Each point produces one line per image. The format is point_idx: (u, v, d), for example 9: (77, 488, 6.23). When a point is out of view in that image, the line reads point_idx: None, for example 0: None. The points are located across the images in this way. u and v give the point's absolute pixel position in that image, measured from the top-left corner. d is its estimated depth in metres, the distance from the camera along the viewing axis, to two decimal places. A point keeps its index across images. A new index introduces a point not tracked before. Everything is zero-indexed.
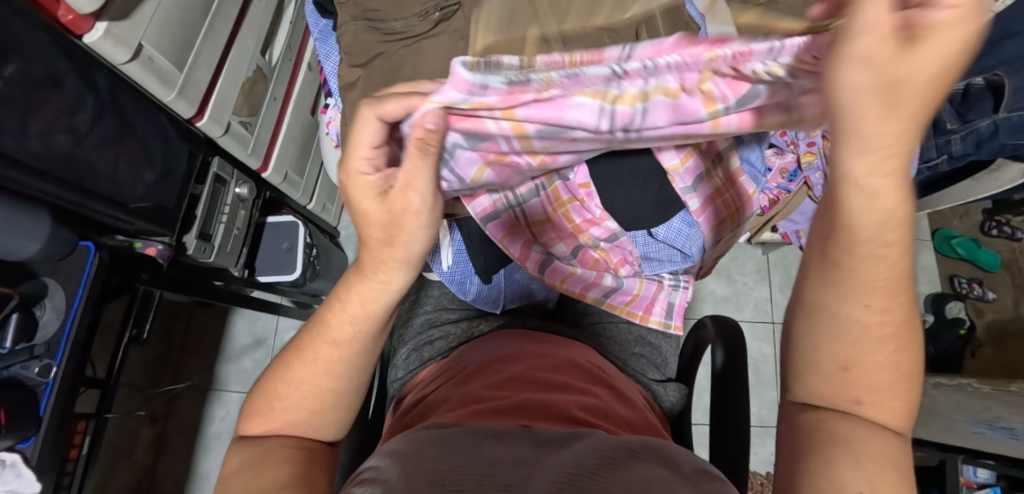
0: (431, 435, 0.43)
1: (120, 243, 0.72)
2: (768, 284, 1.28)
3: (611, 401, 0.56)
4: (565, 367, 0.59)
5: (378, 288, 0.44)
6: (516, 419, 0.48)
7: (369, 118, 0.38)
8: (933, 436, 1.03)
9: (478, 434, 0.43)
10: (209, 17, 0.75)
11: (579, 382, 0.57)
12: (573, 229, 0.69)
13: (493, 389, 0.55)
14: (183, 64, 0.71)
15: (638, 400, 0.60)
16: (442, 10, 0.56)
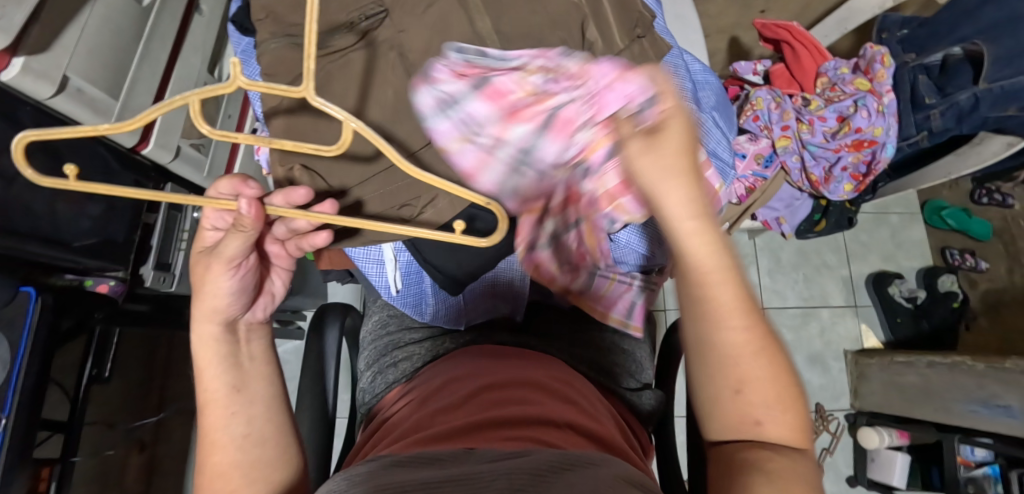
0: (372, 469, 0.41)
1: (70, 283, 0.70)
2: (755, 269, 1.25)
3: (574, 414, 0.53)
4: (525, 380, 0.56)
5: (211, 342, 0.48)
6: (465, 443, 0.46)
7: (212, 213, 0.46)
8: (929, 416, 1.01)
9: (416, 466, 0.41)
10: (144, 39, 0.72)
11: (538, 393, 0.54)
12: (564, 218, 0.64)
13: (447, 412, 0.52)
14: (118, 92, 0.68)
15: (602, 413, 0.57)
16: (368, 19, 0.51)
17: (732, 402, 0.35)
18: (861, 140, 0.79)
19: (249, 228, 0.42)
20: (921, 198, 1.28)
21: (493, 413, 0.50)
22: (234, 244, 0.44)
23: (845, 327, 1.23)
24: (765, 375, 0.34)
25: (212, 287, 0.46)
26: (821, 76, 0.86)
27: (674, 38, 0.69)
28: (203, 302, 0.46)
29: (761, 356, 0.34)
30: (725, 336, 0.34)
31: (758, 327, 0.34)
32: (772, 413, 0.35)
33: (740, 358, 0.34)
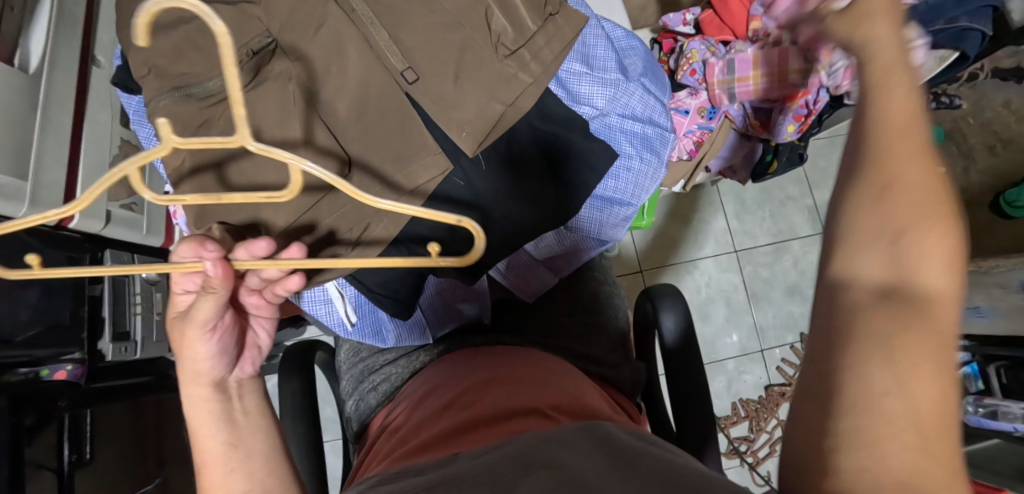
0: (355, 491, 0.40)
1: (24, 377, 0.65)
2: (723, 213, 1.26)
3: (556, 397, 0.52)
4: (501, 376, 0.56)
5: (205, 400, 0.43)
6: (450, 449, 0.45)
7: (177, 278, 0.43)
8: None
9: (399, 478, 0.40)
10: (39, 107, 0.68)
11: (516, 385, 0.54)
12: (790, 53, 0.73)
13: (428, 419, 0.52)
14: (24, 170, 0.64)
15: (584, 389, 0.57)
16: (257, 54, 0.47)
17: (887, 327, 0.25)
18: (796, 87, 0.78)
19: (220, 289, 0.40)
20: None
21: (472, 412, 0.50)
22: (207, 305, 0.41)
23: (817, 253, 1.25)
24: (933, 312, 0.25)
25: (191, 343, 0.42)
26: (752, 21, 0.83)
27: (588, 7, 0.65)
28: (189, 362, 0.43)
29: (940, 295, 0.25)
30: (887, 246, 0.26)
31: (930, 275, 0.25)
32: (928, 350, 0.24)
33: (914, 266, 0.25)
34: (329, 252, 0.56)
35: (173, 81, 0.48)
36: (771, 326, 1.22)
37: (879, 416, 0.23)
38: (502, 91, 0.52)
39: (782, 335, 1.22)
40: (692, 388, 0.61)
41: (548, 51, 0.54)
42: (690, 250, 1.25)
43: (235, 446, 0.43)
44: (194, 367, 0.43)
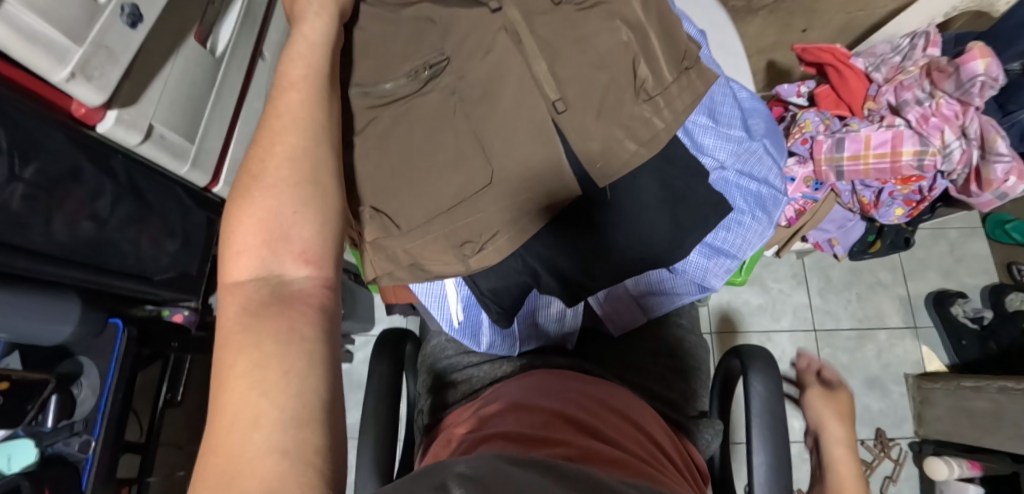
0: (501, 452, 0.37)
1: (149, 313, 0.75)
2: (805, 289, 1.22)
3: (652, 453, 0.53)
4: (605, 408, 0.57)
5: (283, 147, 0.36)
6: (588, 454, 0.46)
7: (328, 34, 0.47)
8: (1002, 445, 0.95)
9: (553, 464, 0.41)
10: (216, 85, 0.77)
11: (613, 421, 0.55)
12: (986, 180, 0.72)
13: (532, 416, 0.53)
14: (194, 136, 0.73)
15: (678, 457, 0.57)
16: (431, 68, 0.54)
17: None
18: (909, 175, 0.77)
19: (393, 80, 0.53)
20: (983, 212, 1.21)
21: (559, 426, 0.51)
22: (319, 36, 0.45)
23: (904, 348, 1.18)
24: None
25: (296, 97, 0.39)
26: (870, 99, 0.81)
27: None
28: (272, 117, 0.37)
29: None
30: None
31: None
32: None
33: None
34: (450, 251, 0.54)
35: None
36: None
37: None
38: (637, 131, 0.56)
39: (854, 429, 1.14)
40: (774, 462, 0.59)
41: (681, 102, 0.57)
42: (766, 320, 1.21)
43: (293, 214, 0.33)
44: (274, 125, 0.37)
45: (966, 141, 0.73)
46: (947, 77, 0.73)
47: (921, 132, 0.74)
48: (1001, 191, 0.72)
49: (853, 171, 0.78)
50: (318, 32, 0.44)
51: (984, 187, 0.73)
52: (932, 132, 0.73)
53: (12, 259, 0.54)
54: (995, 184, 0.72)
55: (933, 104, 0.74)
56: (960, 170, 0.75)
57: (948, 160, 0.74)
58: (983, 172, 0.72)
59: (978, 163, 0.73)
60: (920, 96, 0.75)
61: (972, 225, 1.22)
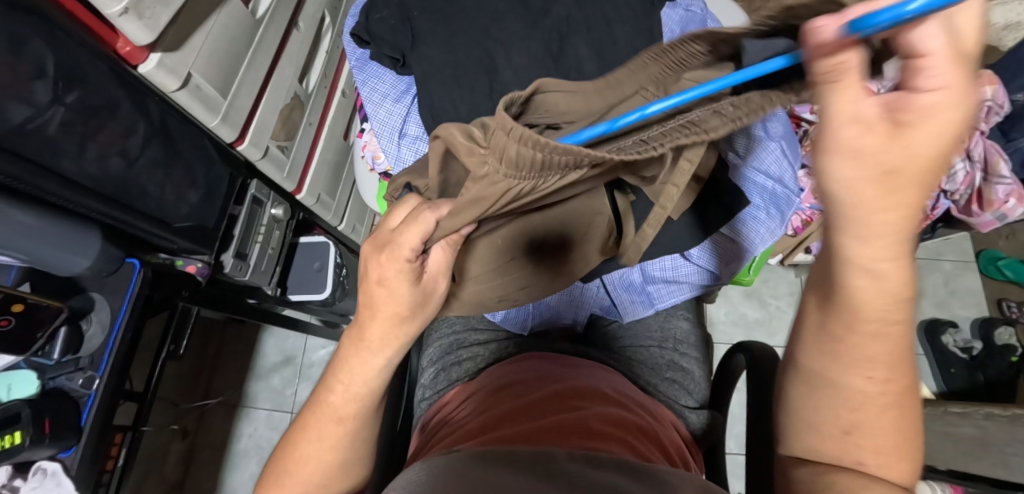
0: (464, 472, 0.42)
1: (162, 262, 0.75)
2: None
3: (618, 421, 0.54)
4: (580, 390, 0.58)
5: (332, 421, 0.46)
6: (541, 445, 0.48)
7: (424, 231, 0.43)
8: (986, 470, 0.96)
9: (500, 462, 0.44)
10: (252, 47, 0.79)
11: (588, 402, 0.56)
12: (987, 202, 0.75)
13: (506, 406, 0.57)
14: (227, 91, 0.74)
15: (665, 436, 0.57)
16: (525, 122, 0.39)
17: (835, 441, 0.37)
18: None
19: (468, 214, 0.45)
20: (977, 248, 1.25)
21: (530, 413, 0.54)
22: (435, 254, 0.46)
23: None
24: (886, 426, 0.36)
25: (340, 399, 0.46)
26: None
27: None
28: (313, 418, 0.47)
29: (891, 410, 0.36)
30: (854, 380, 0.36)
31: (898, 381, 0.36)
32: (880, 458, 0.36)
33: (869, 406, 0.36)
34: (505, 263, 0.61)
35: (403, 49, 0.58)
36: None
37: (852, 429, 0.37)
38: None
39: None
40: None
41: None
42: (762, 334, 1.23)
43: (332, 463, 0.47)
44: (318, 422, 0.46)
45: (971, 164, 0.76)
46: None
47: None
48: (1001, 214, 0.75)
49: None
50: (379, 335, 0.45)
51: (987, 210, 0.75)
52: None
53: (45, 182, 0.54)
54: (998, 207, 0.75)
55: None
56: (962, 191, 0.78)
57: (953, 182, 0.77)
58: (987, 194, 0.75)
59: (981, 186, 0.76)
60: None
61: (966, 259, 1.26)
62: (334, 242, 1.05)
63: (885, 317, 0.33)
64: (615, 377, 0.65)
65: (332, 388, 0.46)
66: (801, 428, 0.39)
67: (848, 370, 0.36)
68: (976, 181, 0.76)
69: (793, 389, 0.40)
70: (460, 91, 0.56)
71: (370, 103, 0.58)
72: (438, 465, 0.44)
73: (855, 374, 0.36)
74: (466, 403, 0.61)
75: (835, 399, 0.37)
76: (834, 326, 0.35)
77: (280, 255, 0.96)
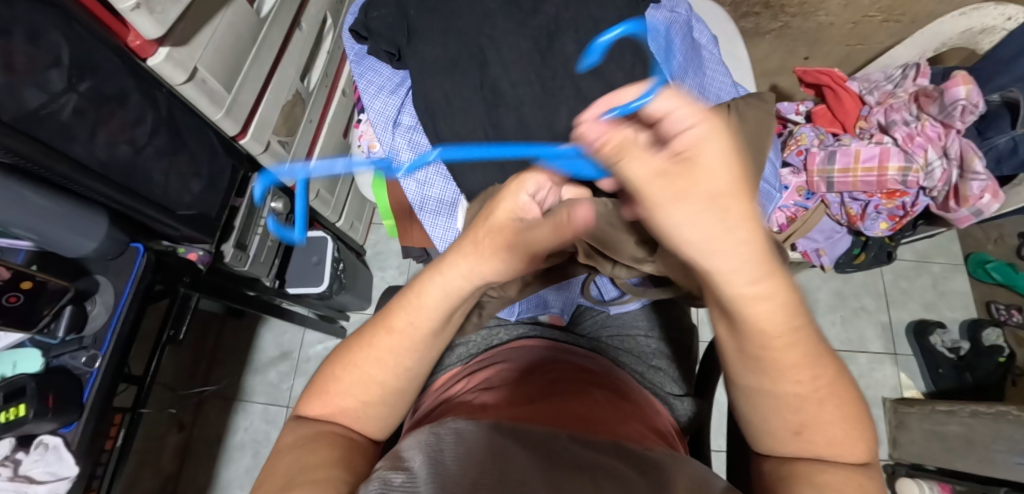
0: (493, 436, 0.43)
1: (165, 248, 0.78)
2: None
3: (625, 408, 0.56)
4: (590, 379, 0.60)
5: (368, 370, 0.47)
6: (557, 421, 0.50)
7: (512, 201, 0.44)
8: (972, 468, 0.97)
9: (523, 432, 0.45)
10: (256, 45, 0.83)
11: (598, 392, 0.58)
12: (962, 198, 0.78)
13: (518, 385, 0.58)
14: (231, 86, 0.78)
15: (664, 424, 0.60)
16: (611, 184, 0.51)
17: (793, 441, 0.40)
18: (895, 189, 0.83)
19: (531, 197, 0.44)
20: (965, 251, 1.27)
21: (540, 395, 0.56)
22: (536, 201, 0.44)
23: (884, 373, 1.21)
24: (831, 418, 0.39)
25: (394, 345, 0.47)
26: (862, 119, 0.88)
27: (701, 61, 0.72)
28: (356, 357, 0.48)
29: (827, 402, 0.39)
30: (788, 387, 0.38)
31: (820, 378, 0.38)
32: (834, 447, 0.39)
33: (805, 405, 0.39)
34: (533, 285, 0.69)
35: (398, 44, 0.61)
36: None
37: (804, 431, 0.40)
38: None
39: None
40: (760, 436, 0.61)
41: None
42: None
43: (361, 405, 0.48)
44: (365, 359, 0.47)
45: (947, 161, 0.79)
46: (932, 101, 0.80)
47: (907, 150, 0.80)
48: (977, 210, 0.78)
49: (843, 183, 0.83)
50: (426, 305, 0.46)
51: (963, 206, 0.78)
52: (917, 151, 0.79)
53: (56, 164, 0.57)
54: (973, 203, 0.77)
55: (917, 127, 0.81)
56: (940, 187, 0.81)
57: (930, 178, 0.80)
58: (962, 190, 0.78)
59: (958, 183, 0.79)
60: (908, 118, 0.82)
61: (955, 262, 1.28)
62: (332, 237, 1.08)
63: (773, 332, 0.35)
64: (615, 368, 0.67)
65: (392, 329, 0.47)
66: (760, 431, 0.42)
67: (782, 380, 0.38)
68: (953, 178, 0.79)
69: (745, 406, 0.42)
70: (452, 84, 0.59)
71: (367, 94, 0.62)
72: (450, 428, 0.46)
73: (786, 382, 0.38)
74: (476, 378, 0.63)
75: (782, 417, 0.40)
76: (746, 347, 0.37)
77: (279, 248, 0.99)
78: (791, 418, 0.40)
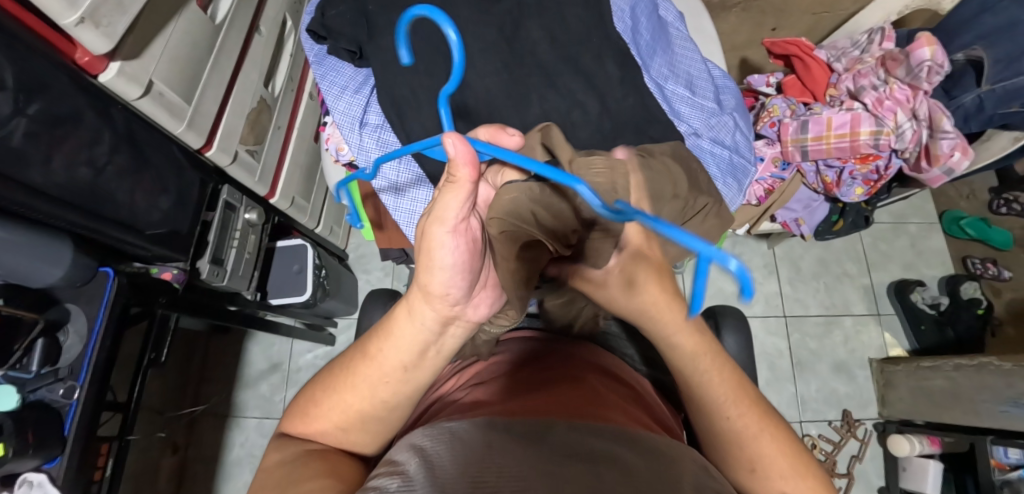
0: (481, 438, 0.41)
1: (137, 270, 0.76)
2: (776, 278, 1.28)
3: (632, 403, 0.53)
4: (591, 370, 0.58)
5: (355, 390, 0.46)
6: (552, 412, 0.47)
7: (439, 233, 0.39)
8: (958, 419, 1.00)
9: (512, 428, 0.43)
10: (214, 52, 0.80)
11: (599, 383, 0.55)
12: (934, 157, 0.79)
13: (513, 381, 0.56)
14: (191, 97, 0.75)
15: (666, 414, 0.58)
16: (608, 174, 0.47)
17: (749, 477, 0.47)
18: (868, 153, 0.83)
19: (462, 178, 0.37)
20: (940, 209, 1.30)
21: (534, 387, 0.54)
22: (452, 199, 0.38)
23: (869, 335, 1.23)
24: (775, 451, 0.46)
25: (377, 374, 0.45)
26: (831, 87, 0.88)
27: (669, 39, 0.71)
28: (344, 374, 0.47)
29: (768, 434, 0.47)
30: (736, 425, 0.47)
31: (754, 410, 0.48)
32: (782, 478, 0.46)
33: (759, 442, 0.47)
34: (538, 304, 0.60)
35: (359, 42, 0.59)
36: (813, 399, 1.20)
37: (763, 469, 0.46)
38: (613, 91, 0.60)
39: (822, 410, 1.19)
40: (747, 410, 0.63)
41: None
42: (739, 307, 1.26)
43: (344, 429, 0.47)
44: (344, 385, 0.47)
45: (917, 122, 0.80)
46: (899, 64, 0.82)
47: (876, 114, 0.81)
48: (946, 168, 0.79)
49: (817, 150, 0.83)
50: (403, 330, 0.44)
51: (935, 165, 0.79)
52: (887, 114, 0.80)
53: (10, 192, 0.55)
54: (945, 162, 0.78)
55: (886, 90, 0.81)
56: (911, 148, 0.81)
57: (901, 140, 0.80)
58: (933, 150, 0.79)
59: (928, 143, 0.80)
60: (876, 81, 0.82)
61: (931, 220, 1.30)
62: (311, 244, 1.06)
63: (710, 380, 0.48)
64: (617, 359, 0.66)
65: (370, 358, 0.45)
66: (722, 461, 0.48)
67: (736, 417, 0.47)
68: (924, 136, 0.80)
69: (715, 452, 0.49)
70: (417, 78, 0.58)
71: (330, 95, 0.60)
72: (439, 427, 0.44)
73: (735, 421, 0.47)
74: (473, 374, 0.61)
75: (747, 454, 0.47)
76: (697, 402, 0.49)
77: (257, 259, 0.97)
78: (759, 458, 0.46)
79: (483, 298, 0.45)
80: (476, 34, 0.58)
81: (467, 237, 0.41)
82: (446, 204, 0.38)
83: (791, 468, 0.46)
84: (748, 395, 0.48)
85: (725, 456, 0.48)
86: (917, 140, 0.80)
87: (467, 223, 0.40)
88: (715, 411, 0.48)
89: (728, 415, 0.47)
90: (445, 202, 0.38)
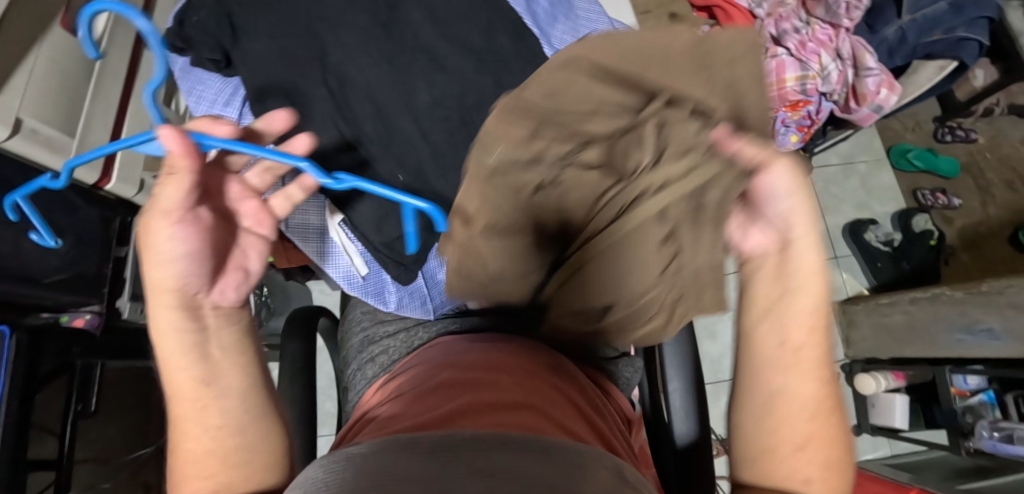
0: (372, 463, 0.38)
1: (45, 321, 0.68)
2: (733, 234, 1.26)
3: (532, 390, 0.52)
4: (503, 366, 0.56)
5: (196, 429, 0.41)
6: (460, 423, 0.45)
7: (159, 225, 0.39)
8: (919, 352, 1.00)
9: (412, 448, 0.40)
10: (93, 77, 0.74)
11: (514, 381, 0.53)
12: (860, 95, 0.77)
13: (426, 390, 0.53)
14: (74, 130, 0.70)
15: (586, 396, 0.56)
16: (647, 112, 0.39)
17: (779, 459, 0.39)
18: (797, 98, 0.80)
19: (181, 167, 0.38)
20: (887, 144, 1.30)
21: (437, 392, 0.52)
22: (172, 191, 0.39)
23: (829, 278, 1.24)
24: (815, 461, 0.39)
25: (191, 405, 0.42)
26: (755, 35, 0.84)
27: (570, 4, 0.67)
28: (179, 422, 0.42)
29: (815, 441, 0.40)
30: (790, 392, 0.40)
31: (825, 398, 0.41)
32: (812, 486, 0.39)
33: (790, 441, 0.40)
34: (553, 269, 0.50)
35: (225, 50, 0.54)
36: None
37: (806, 465, 0.39)
38: (510, 70, 0.56)
39: None
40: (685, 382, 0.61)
41: None
42: None
43: (212, 479, 0.41)
44: (188, 430, 0.41)
45: (841, 63, 0.79)
46: (818, 4, 0.81)
47: (800, 57, 0.79)
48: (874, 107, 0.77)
49: None
50: (172, 341, 0.42)
51: (864, 101, 0.77)
52: (811, 56, 0.78)
53: None
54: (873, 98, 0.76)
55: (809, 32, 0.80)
56: (838, 90, 0.79)
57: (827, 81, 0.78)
58: (859, 89, 0.77)
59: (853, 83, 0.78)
60: (798, 25, 0.81)
61: (878, 157, 1.30)
62: None
63: (789, 349, 0.41)
64: (532, 339, 0.63)
65: (171, 394, 0.42)
66: (746, 435, 0.41)
67: (792, 417, 0.40)
68: (849, 76, 0.78)
69: (745, 419, 0.42)
70: (294, 81, 0.53)
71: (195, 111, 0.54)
72: (336, 456, 0.41)
73: (796, 397, 0.40)
74: (389, 391, 0.58)
75: (784, 445, 0.40)
76: (759, 358, 0.42)
77: None
78: (796, 459, 0.39)
79: (228, 284, 0.45)
80: (353, 27, 0.54)
81: (197, 226, 0.41)
82: (161, 193, 0.39)
83: (828, 472, 0.39)
84: (823, 405, 0.40)
85: (753, 431, 0.41)
86: (842, 80, 0.78)
87: (195, 215, 0.41)
88: (780, 381, 0.41)
89: (794, 385, 0.41)
90: (167, 190, 0.39)
